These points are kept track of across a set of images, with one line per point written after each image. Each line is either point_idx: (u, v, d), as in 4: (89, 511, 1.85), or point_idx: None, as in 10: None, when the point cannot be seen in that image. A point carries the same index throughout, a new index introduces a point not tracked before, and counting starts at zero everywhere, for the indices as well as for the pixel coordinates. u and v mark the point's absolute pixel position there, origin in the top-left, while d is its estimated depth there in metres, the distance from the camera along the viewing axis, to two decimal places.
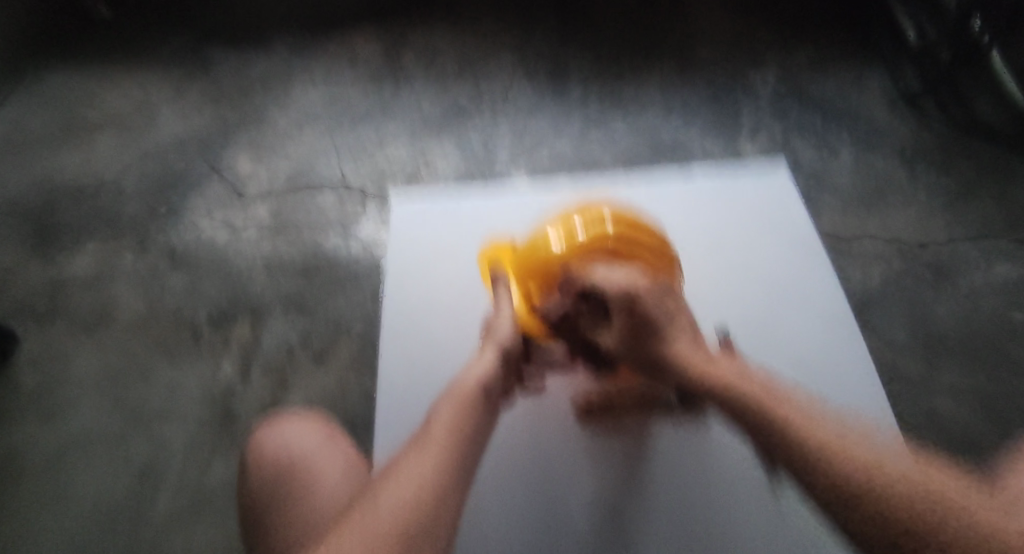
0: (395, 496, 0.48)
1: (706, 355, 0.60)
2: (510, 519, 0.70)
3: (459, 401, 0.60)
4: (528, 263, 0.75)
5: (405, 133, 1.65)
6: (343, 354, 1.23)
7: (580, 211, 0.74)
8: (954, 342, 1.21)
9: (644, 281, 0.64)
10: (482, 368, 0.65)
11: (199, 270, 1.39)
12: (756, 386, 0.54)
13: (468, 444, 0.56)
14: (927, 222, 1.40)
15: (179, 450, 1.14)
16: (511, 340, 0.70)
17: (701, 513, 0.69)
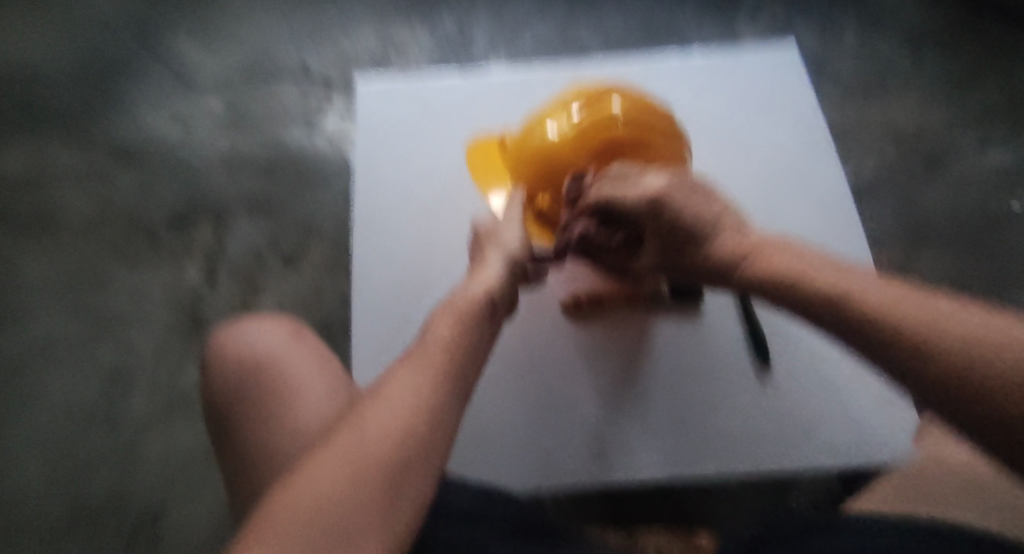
0: (388, 415, 0.44)
1: (754, 238, 0.53)
2: (525, 412, 0.77)
3: (459, 314, 0.56)
4: (532, 167, 0.73)
5: (370, 13, 1.40)
6: (316, 257, 1.14)
7: (583, 105, 0.71)
8: (938, 234, 1.14)
9: (672, 176, 0.60)
10: (489, 283, 0.61)
11: (151, 168, 1.22)
12: (810, 262, 0.46)
13: (465, 362, 0.51)
14: (928, 109, 1.25)
15: (148, 354, 1.08)
16: (520, 251, 0.66)
17: (702, 407, 0.77)
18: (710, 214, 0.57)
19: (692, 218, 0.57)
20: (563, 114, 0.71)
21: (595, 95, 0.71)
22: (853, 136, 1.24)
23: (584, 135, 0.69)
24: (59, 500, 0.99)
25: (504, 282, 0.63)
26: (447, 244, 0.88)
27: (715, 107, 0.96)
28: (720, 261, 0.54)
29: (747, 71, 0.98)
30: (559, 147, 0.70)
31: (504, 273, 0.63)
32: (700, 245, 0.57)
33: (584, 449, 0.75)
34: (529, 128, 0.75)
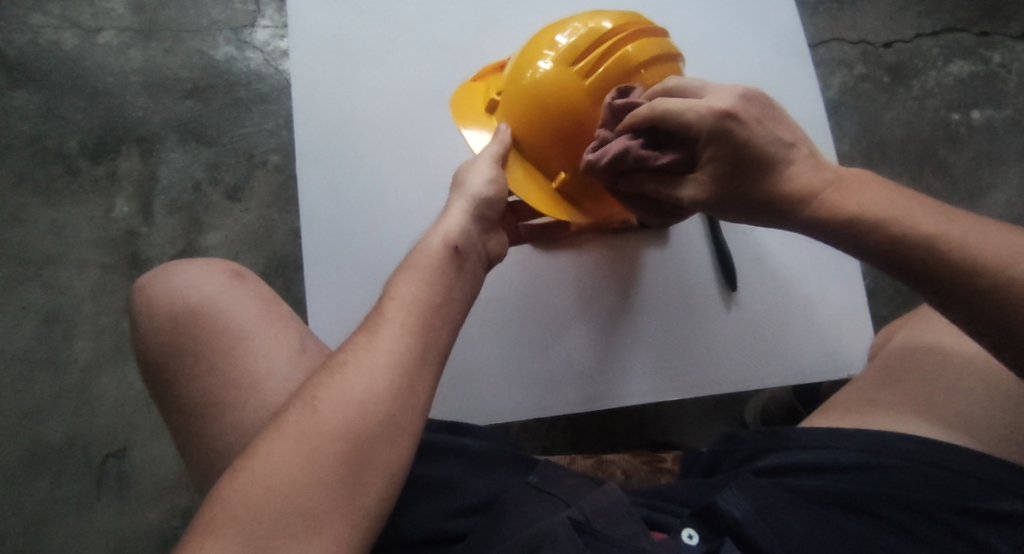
0: (343, 396, 0.43)
1: (832, 174, 0.51)
2: (505, 358, 0.76)
3: (424, 274, 0.53)
4: (536, 115, 0.64)
5: None
6: (262, 190, 1.07)
7: (590, 39, 0.62)
8: (894, 149, 1.15)
9: (734, 95, 0.52)
10: (448, 231, 0.57)
11: (56, 87, 1.08)
12: (880, 205, 0.48)
13: (431, 328, 0.49)
14: (898, 16, 1.21)
15: (86, 296, 1.01)
16: (484, 197, 0.60)
17: (675, 337, 0.77)
18: (776, 142, 0.52)
19: (760, 145, 0.51)
20: (568, 51, 0.63)
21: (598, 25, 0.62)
22: (821, 46, 1.20)
23: (600, 77, 0.61)
24: (11, 448, 0.95)
25: (471, 229, 0.59)
26: (400, 172, 0.83)
27: (686, 14, 0.89)
28: (794, 195, 0.51)
29: None
30: (572, 90, 0.63)
31: (467, 218, 0.59)
32: (768, 177, 0.52)
33: (573, 385, 0.75)
34: (522, 66, 0.66)
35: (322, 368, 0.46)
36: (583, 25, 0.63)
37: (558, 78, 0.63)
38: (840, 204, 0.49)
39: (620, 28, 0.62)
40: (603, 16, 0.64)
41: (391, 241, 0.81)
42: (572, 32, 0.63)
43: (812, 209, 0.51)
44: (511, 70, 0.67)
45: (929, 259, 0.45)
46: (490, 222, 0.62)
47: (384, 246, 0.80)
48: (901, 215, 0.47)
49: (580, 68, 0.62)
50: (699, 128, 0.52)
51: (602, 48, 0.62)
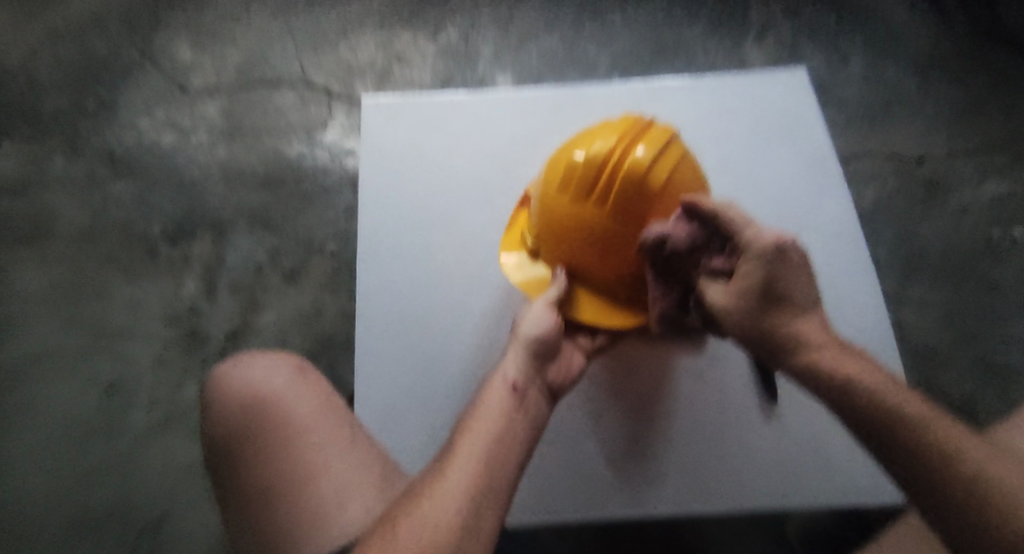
0: (434, 514, 0.48)
1: (828, 338, 0.62)
2: (552, 467, 0.77)
3: (487, 414, 0.58)
4: (571, 236, 0.69)
5: (372, 21, 1.37)
6: (316, 275, 1.13)
7: (600, 164, 0.64)
8: (933, 261, 1.16)
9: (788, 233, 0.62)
10: (506, 371, 0.64)
11: (148, 179, 1.20)
12: (864, 375, 0.58)
13: (500, 453, 0.55)
14: (929, 135, 1.26)
15: (147, 369, 1.07)
16: (541, 335, 0.67)
17: (719, 450, 0.77)
18: (804, 293, 0.63)
19: (792, 285, 0.62)
20: (583, 181, 0.66)
21: (612, 142, 0.65)
22: (855, 160, 1.25)
23: (622, 193, 0.64)
24: (59, 511, 0.99)
25: (527, 368, 0.65)
26: (447, 270, 0.88)
27: (721, 137, 0.95)
28: (795, 340, 0.62)
29: (755, 97, 0.98)
30: (603, 214, 0.66)
31: (523, 360, 0.65)
32: (785, 316, 0.62)
33: (618, 495, 0.75)
34: (546, 191, 0.70)
35: (407, 496, 0.52)
36: (594, 145, 0.66)
37: (586, 207, 0.66)
38: (823, 361, 0.60)
39: (619, 143, 0.64)
40: (597, 136, 0.67)
41: (433, 335, 0.85)
42: (585, 152, 0.66)
43: (802, 359, 0.61)
44: (539, 195, 0.71)
45: (885, 421, 0.54)
46: (549, 357, 0.67)
47: (427, 340, 0.85)
48: (877, 385, 0.56)
49: (600, 193, 0.65)
50: (758, 246, 0.61)
51: (615, 166, 0.64)
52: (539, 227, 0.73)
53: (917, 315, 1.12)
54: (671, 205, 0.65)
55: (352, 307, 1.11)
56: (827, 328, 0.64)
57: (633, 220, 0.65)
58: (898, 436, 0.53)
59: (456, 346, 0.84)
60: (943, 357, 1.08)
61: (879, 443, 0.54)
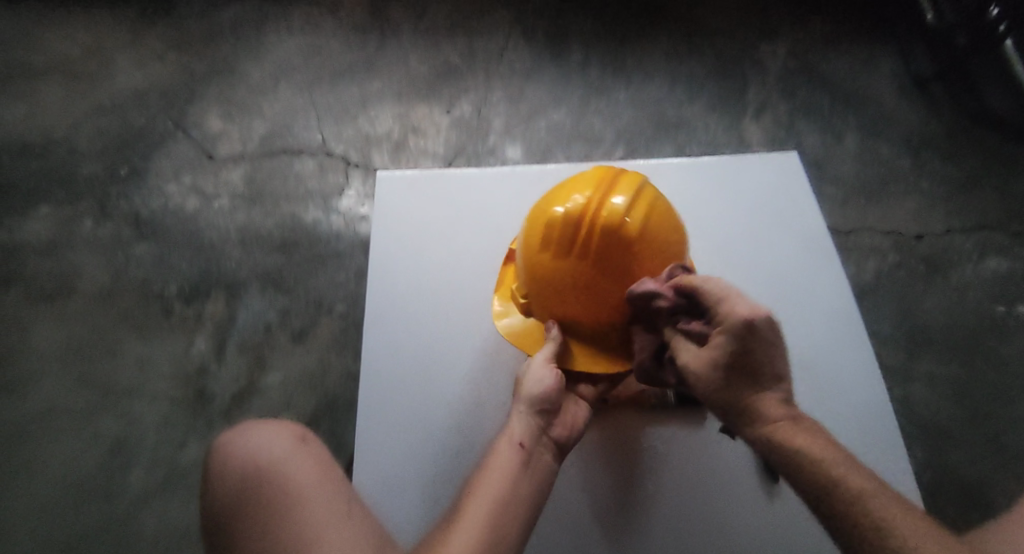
0: None
1: (795, 416, 0.66)
2: (550, 541, 0.76)
3: (495, 471, 0.67)
4: (560, 289, 0.71)
5: (389, 94, 1.46)
6: (324, 336, 1.15)
7: (580, 215, 0.68)
8: (937, 336, 1.16)
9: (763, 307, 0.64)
10: (512, 435, 0.71)
11: (169, 241, 1.25)
12: (824, 455, 0.62)
13: (502, 522, 0.62)
14: (927, 212, 1.29)
15: (152, 428, 1.08)
16: (542, 395, 0.72)
17: (719, 528, 0.76)
18: (773, 370, 0.66)
19: (760, 360, 0.65)
20: (564, 233, 0.69)
21: (590, 196, 0.69)
22: (854, 234, 1.27)
23: (603, 241, 0.67)
24: None
25: (533, 427, 0.71)
26: (451, 338, 0.90)
27: (720, 214, 0.98)
28: (762, 416, 0.66)
29: (752, 177, 1.02)
30: (587, 264, 0.69)
31: (528, 420, 0.72)
32: (751, 390, 0.66)
33: None
34: (531, 246, 0.73)
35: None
36: (573, 199, 0.69)
37: (570, 257, 0.69)
38: (786, 439, 0.64)
39: (596, 194, 0.68)
40: (573, 189, 0.70)
41: (435, 403, 0.86)
42: (565, 205, 0.69)
43: (767, 436, 0.65)
44: (523, 252, 0.74)
45: (839, 506, 0.59)
46: (552, 415, 0.73)
47: (428, 408, 0.86)
48: (836, 467, 0.61)
49: (584, 246, 0.68)
50: (729, 320, 0.64)
51: (596, 218, 0.68)
52: (525, 282, 0.75)
53: (925, 391, 1.11)
54: (651, 249, 0.68)
55: (357, 368, 1.12)
56: (794, 402, 0.67)
57: (616, 266, 0.68)
58: (852, 519, 0.58)
59: (457, 415, 0.85)
60: (951, 434, 1.07)
61: (836, 525, 0.59)
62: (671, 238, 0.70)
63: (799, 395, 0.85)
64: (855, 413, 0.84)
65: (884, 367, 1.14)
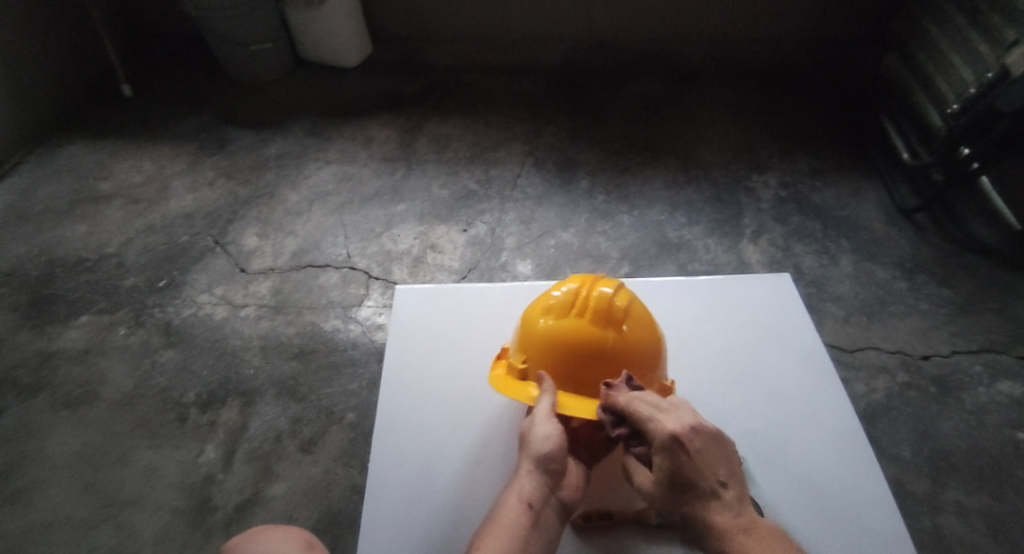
0: None
1: (747, 521, 0.71)
2: None
3: (502, 531, 0.72)
4: (552, 358, 0.80)
5: (412, 216, 1.58)
6: (332, 445, 1.15)
7: (573, 299, 0.80)
8: (960, 461, 1.13)
9: (690, 424, 0.73)
10: (521, 492, 0.76)
11: (194, 348, 1.30)
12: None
13: None
14: (930, 332, 1.32)
15: (149, 542, 1.05)
16: (544, 458, 0.77)
17: None
18: (712, 480, 0.72)
19: (693, 473, 0.72)
20: (562, 306, 0.81)
21: (582, 283, 0.82)
22: (860, 352, 1.29)
23: (594, 314, 0.79)
24: None
25: (542, 487, 0.76)
26: (458, 451, 0.91)
27: (719, 327, 1.02)
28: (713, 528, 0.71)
29: (747, 294, 1.08)
30: (579, 337, 0.79)
31: (537, 480, 0.77)
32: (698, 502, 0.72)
33: None
34: (531, 322, 0.83)
35: None
36: (568, 287, 0.82)
37: (565, 325, 0.80)
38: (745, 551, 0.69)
39: (586, 281, 0.81)
40: (566, 282, 0.84)
41: (438, 520, 0.85)
42: (560, 290, 0.82)
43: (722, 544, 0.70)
44: (523, 328, 0.84)
45: None
46: (556, 475, 0.77)
47: (433, 535, 0.84)
48: None
49: (575, 322, 0.79)
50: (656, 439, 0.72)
51: (586, 299, 0.80)
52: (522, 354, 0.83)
53: (957, 524, 1.06)
54: (633, 326, 0.80)
55: (363, 481, 1.11)
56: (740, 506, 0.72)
57: (604, 338, 0.78)
58: None
59: (461, 542, 0.83)
60: None
61: None
62: (647, 329, 0.81)
63: (808, 512, 0.83)
64: (872, 534, 0.81)
65: (909, 493, 1.09)
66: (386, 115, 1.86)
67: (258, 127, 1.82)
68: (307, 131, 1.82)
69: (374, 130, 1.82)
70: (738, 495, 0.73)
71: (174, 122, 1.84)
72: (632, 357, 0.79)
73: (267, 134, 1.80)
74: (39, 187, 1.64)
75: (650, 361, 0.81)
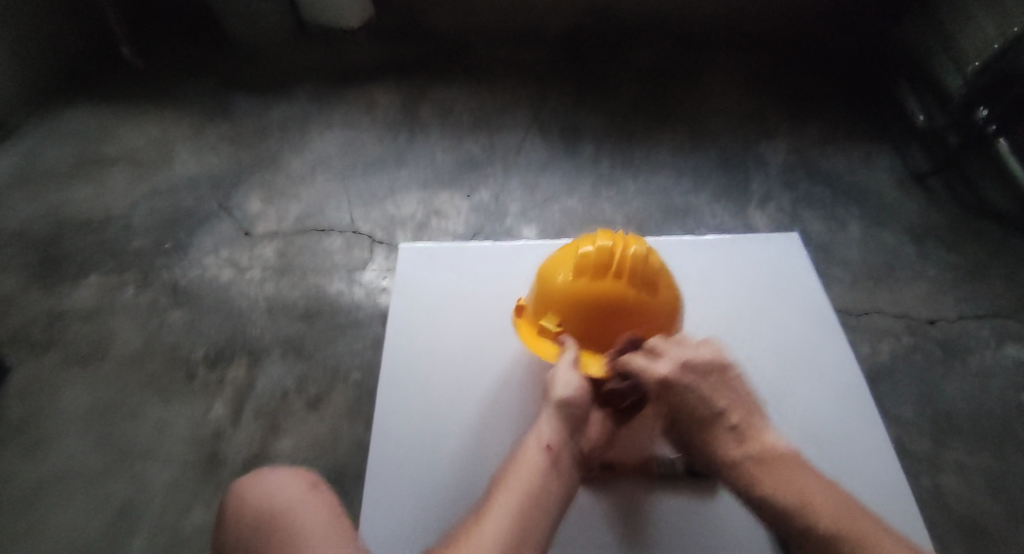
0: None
1: (760, 449, 0.70)
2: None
3: (523, 468, 0.68)
4: (579, 315, 0.79)
5: (416, 182, 1.57)
6: (338, 402, 1.17)
7: (606, 258, 0.78)
8: (963, 422, 1.13)
9: (675, 364, 0.75)
10: (541, 435, 0.73)
11: (201, 308, 1.32)
12: (806, 485, 0.65)
13: (532, 514, 0.64)
14: (938, 297, 1.31)
15: (160, 492, 1.08)
16: (566, 402, 0.74)
17: None
18: (713, 411, 0.73)
19: (693, 407, 0.73)
20: (598, 267, 0.79)
21: (614, 241, 0.80)
22: (865, 316, 1.28)
23: (631, 274, 0.78)
24: None
25: (561, 432, 0.73)
26: (465, 397, 0.93)
27: (724, 288, 1.02)
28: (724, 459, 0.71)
29: (754, 252, 1.07)
30: (609, 297, 0.78)
31: (556, 424, 0.73)
32: (710, 436, 0.73)
33: None
34: (556, 278, 0.81)
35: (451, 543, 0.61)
36: (597, 244, 0.80)
37: (604, 287, 0.78)
38: (756, 476, 0.68)
39: (620, 240, 0.79)
40: (596, 238, 0.81)
41: (448, 460, 0.87)
42: (589, 248, 0.80)
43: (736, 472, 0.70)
44: (548, 284, 0.82)
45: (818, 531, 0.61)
46: (577, 421, 0.74)
47: (442, 497, 0.84)
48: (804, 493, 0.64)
49: (608, 281, 0.78)
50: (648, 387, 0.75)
51: (618, 259, 0.78)
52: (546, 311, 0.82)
53: (956, 481, 1.06)
54: (660, 288, 0.80)
55: (367, 437, 1.13)
56: (751, 436, 0.71)
57: (634, 298, 0.78)
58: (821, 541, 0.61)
59: (472, 485, 0.85)
60: (985, 526, 1.01)
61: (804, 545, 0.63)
62: (671, 291, 0.81)
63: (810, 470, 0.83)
64: (870, 482, 0.82)
65: (910, 452, 1.10)
66: (390, 81, 1.84)
67: (261, 92, 1.81)
68: (311, 96, 1.80)
69: (378, 95, 1.80)
70: (747, 422, 0.73)
71: (178, 86, 1.83)
72: (656, 319, 0.80)
73: (271, 99, 1.79)
74: (45, 150, 1.64)
75: (671, 322, 0.82)
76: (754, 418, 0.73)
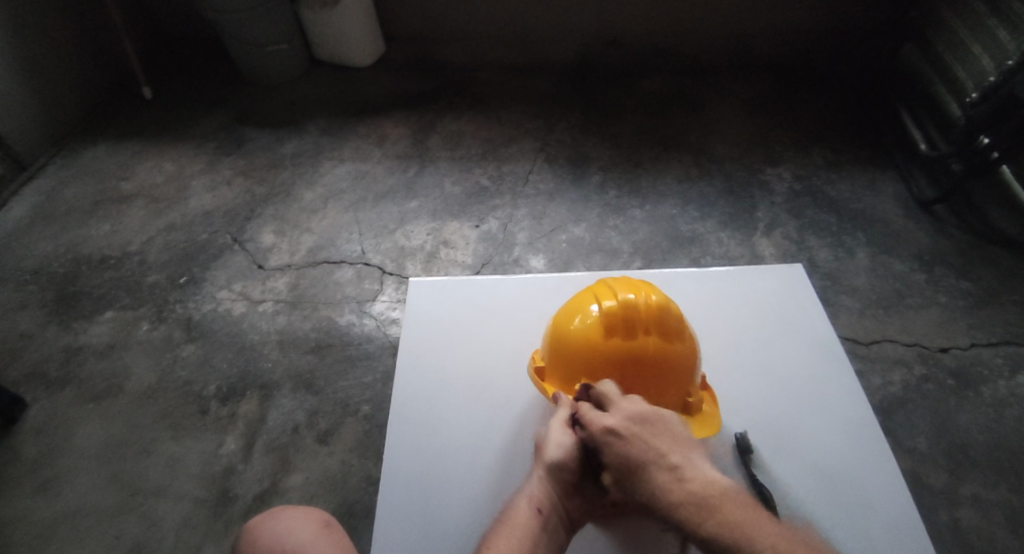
0: None
1: (697, 489, 0.68)
2: None
3: (513, 533, 0.72)
4: (609, 373, 0.80)
5: (424, 213, 1.60)
6: (349, 436, 1.18)
7: (633, 312, 0.79)
8: (979, 454, 1.11)
9: (621, 415, 0.74)
10: (532, 495, 0.75)
11: (214, 343, 1.33)
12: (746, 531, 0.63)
13: None
14: (948, 325, 1.30)
15: (173, 530, 1.08)
16: (559, 464, 0.76)
17: None
18: (653, 456, 0.71)
19: (631, 456, 0.72)
20: (627, 323, 0.79)
21: (636, 292, 0.81)
22: (875, 345, 1.27)
23: (657, 326, 0.79)
24: None
25: (551, 493, 0.75)
26: (472, 432, 0.94)
27: (734, 317, 1.03)
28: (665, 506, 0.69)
29: (760, 284, 1.08)
30: (638, 352, 0.79)
31: (546, 485, 0.76)
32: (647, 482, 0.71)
33: None
34: (577, 334, 0.82)
35: None
36: (620, 297, 0.81)
37: (636, 343, 0.79)
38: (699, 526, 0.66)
39: (640, 291, 0.80)
40: (615, 291, 0.82)
41: (459, 497, 0.87)
42: (611, 303, 0.81)
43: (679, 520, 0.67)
44: (571, 340, 0.82)
45: None
46: (570, 482, 0.76)
47: (447, 544, 0.83)
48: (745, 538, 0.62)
49: (635, 335, 0.79)
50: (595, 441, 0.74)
51: (644, 312, 0.79)
52: (573, 370, 0.82)
53: (975, 515, 1.05)
54: (684, 337, 0.81)
55: (379, 472, 1.13)
56: (684, 477, 0.70)
57: (663, 351, 0.79)
58: None
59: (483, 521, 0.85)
60: None
61: None
62: (691, 338, 0.82)
63: (823, 501, 0.83)
64: (884, 518, 0.82)
65: (926, 485, 1.08)
66: (399, 114, 1.88)
67: (275, 127, 1.86)
68: (322, 130, 1.84)
69: (388, 128, 1.84)
70: (685, 463, 0.71)
71: (193, 122, 1.88)
72: (683, 371, 0.80)
73: (284, 135, 1.83)
74: (64, 188, 1.69)
75: (696, 371, 0.83)
76: (688, 459, 0.71)
